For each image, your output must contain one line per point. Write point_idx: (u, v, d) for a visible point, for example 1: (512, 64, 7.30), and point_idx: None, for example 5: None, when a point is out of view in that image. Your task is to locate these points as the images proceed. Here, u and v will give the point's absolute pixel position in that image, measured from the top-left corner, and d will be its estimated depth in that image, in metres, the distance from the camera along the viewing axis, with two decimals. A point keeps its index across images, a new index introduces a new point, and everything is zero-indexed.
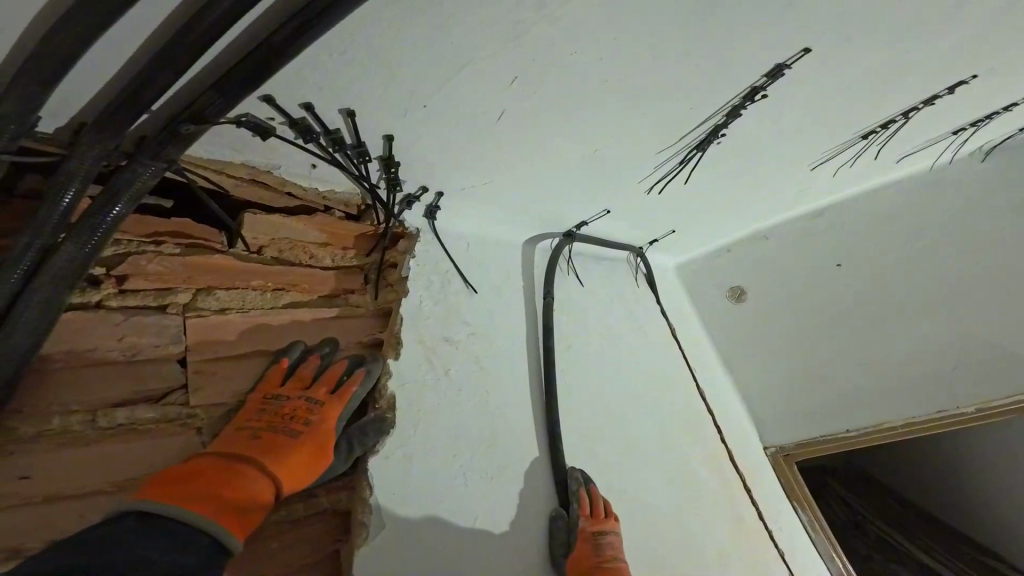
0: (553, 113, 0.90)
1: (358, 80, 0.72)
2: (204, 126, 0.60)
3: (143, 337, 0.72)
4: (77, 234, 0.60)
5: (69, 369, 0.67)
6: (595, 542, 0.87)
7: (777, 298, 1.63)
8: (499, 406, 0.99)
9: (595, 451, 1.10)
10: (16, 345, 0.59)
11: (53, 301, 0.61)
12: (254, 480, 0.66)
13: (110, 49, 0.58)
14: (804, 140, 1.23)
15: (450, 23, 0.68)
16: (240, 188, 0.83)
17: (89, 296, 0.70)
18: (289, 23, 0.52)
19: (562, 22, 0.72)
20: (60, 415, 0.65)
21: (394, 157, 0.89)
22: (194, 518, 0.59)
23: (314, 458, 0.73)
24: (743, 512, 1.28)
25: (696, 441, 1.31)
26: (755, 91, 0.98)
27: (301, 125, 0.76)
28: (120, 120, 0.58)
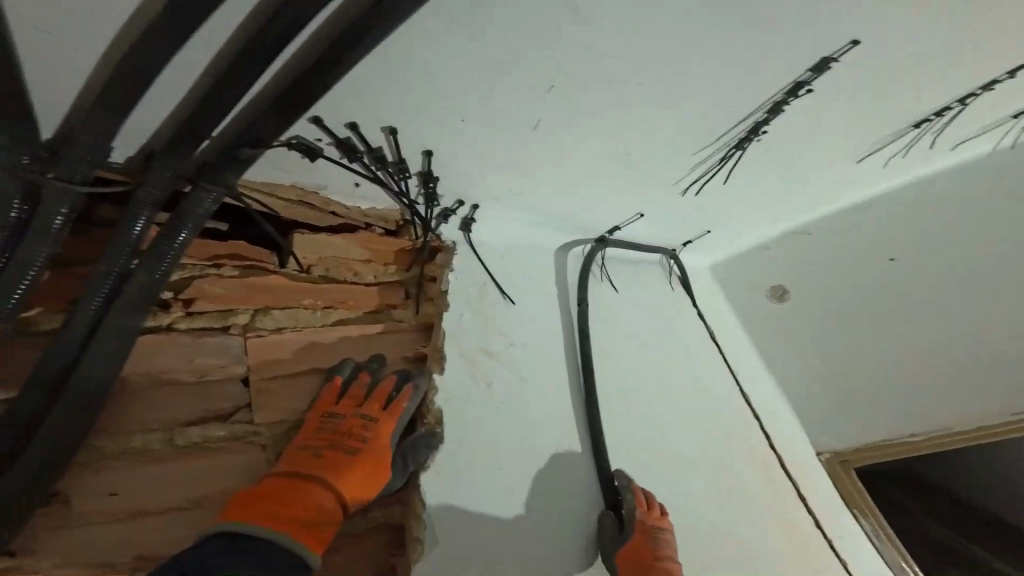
0: (588, 121, 0.90)
1: (398, 94, 0.74)
2: (260, 148, 0.64)
3: (209, 357, 0.75)
4: (149, 260, 0.66)
5: (146, 390, 0.71)
6: (653, 540, 0.84)
7: (824, 296, 1.53)
8: (541, 417, 0.98)
9: (639, 461, 1.06)
10: (98, 369, 0.62)
11: (131, 325, 0.65)
12: (317, 497, 0.68)
13: (175, 77, 0.63)
14: (853, 134, 1.16)
15: (487, 36, 0.69)
16: (289, 209, 0.87)
17: (161, 320, 0.74)
18: (336, 37, 0.53)
19: (594, 28, 0.72)
20: (142, 434, 0.69)
21: (433, 172, 0.91)
22: (268, 533, 0.61)
23: (372, 474, 0.74)
24: (798, 519, 1.20)
25: (745, 451, 1.25)
26: (798, 86, 0.94)
27: (346, 144, 0.79)
28: (187, 147, 0.63)
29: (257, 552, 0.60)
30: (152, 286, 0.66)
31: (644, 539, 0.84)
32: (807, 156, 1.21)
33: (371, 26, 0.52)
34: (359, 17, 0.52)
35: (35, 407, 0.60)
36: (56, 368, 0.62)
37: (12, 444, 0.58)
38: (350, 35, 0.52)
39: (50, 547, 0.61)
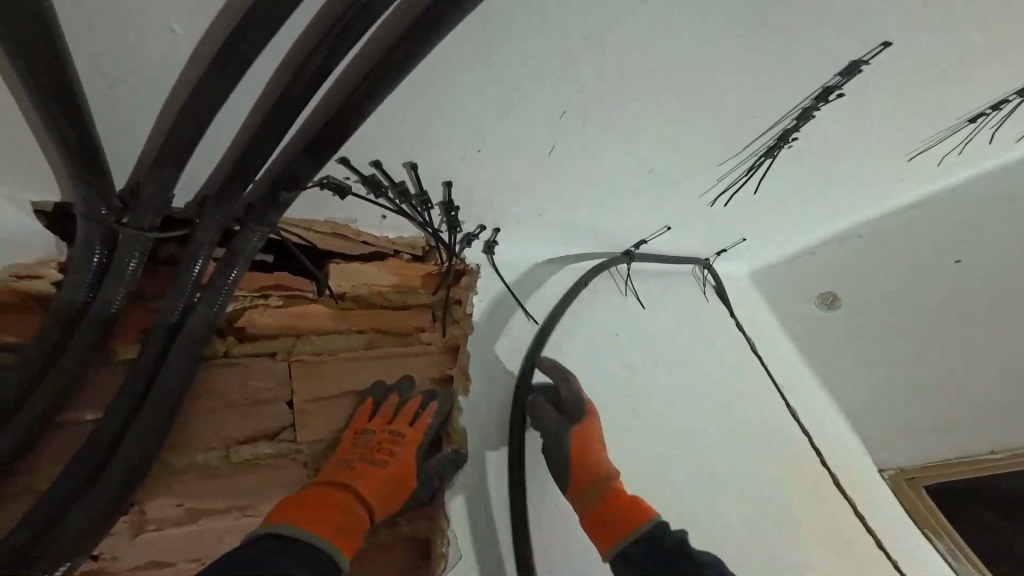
0: (606, 141, 0.92)
1: (420, 129, 0.79)
2: (297, 189, 0.67)
3: (259, 380, 0.81)
4: (209, 294, 0.72)
5: (205, 412, 0.77)
6: (594, 438, 0.93)
7: (875, 299, 1.47)
8: None
9: (663, 475, 1.04)
10: (169, 394, 0.67)
11: (194, 355, 0.71)
12: (350, 507, 0.71)
13: (221, 133, 0.69)
14: (894, 133, 1.12)
15: (502, 71, 0.73)
16: (325, 241, 0.93)
17: (217, 347, 0.80)
18: (359, 81, 0.57)
19: (609, 53, 0.75)
20: (204, 451, 0.75)
21: (454, 202, 0.95)
22: (309, 535, 0.64)
23: (400, 483, 0.77)
24: (849, 538, 1.16)
25: (788, 468, 1.20)
26: (829, 90, 0.93)
27: (372, 181, 0.84)
28: (236, 192, 0.68)
29: (295, 550, 0.63)
30: (210, 318, 0.72)
31: (589, 437, 0.92)
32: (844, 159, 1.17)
33: (391, 70, 0.55)
34: (380, 63, 0.55)
35: (115, 426, 0.64)
36: (130, 400, 0.66)
37: (95, 464, 0.62)
38: (371, 81, 0.56)
39: (131, 552, 0.67)
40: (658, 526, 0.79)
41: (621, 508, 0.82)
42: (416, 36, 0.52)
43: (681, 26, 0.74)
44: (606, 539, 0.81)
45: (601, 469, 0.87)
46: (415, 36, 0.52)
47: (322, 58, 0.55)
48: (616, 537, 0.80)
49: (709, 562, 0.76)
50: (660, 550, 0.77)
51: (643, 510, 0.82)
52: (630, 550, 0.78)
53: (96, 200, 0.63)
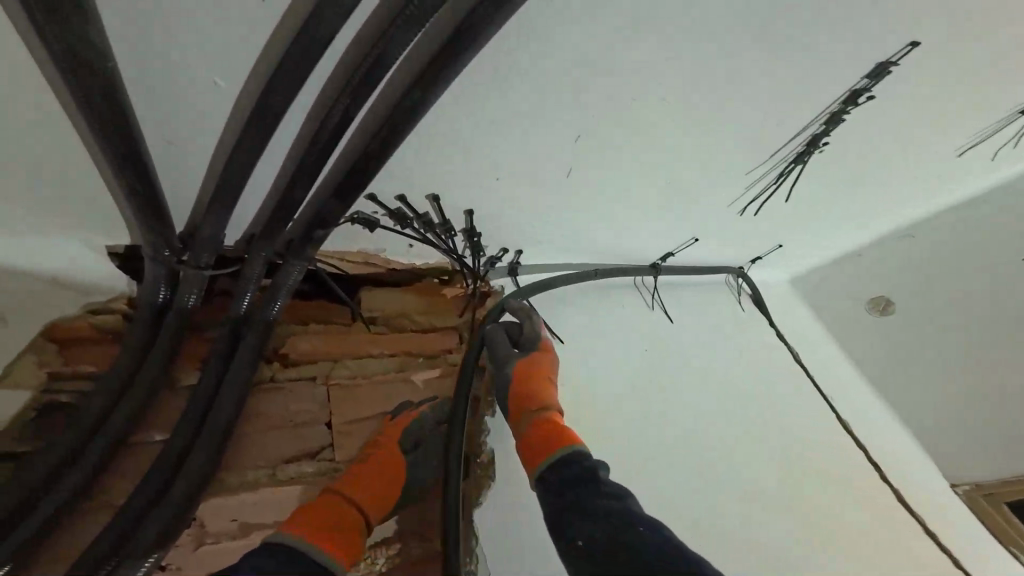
0: (625, 157, 0.94)
1: (440, 161, 0.83)
2: (329, 228, 0.72)
3: (301, 404, 0.84)
4: (256, 324, 0.79)
5: (255, 432, 0.79)
6: (547, 372, 0.90)
7: (942, 303, 1.46)
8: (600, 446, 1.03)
9: (684, 476, 1.04)
10: (224, 417, 0.71)
11: (245, 380, 0.75)
12: (345, 512, 0.71)
13: (258, 182, 0.73)
14: (932, 133, 1.10)
15: (515, 103, 0.77)
16: (359, 270, 0.98)
17: (263, 373, 0.84)
18: (378, 124, 0.61)
19: (621, 75, 0.77)
20: (252, 469, 0.77)
21: (475, 227, 0.99)
22: (291, 539, 0.64)
23: (391, 480, 0.77)
24: (902, 542, 1.15)
25: (830, 479, 1.18)
26: (859, 92, 0.92)
27: (398, 213, 0.89)
28: (277, 230, 0.73)
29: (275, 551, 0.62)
30: (256, 345, 0.78)
31: (541, 366, 0.90)
32: (879, 159, 1.16)
33: (406, 112, 0.58)
34: (396, 107, 0.58)
35: (180, 447, 0.68)
36: (189, 431, 0.69)
37: (161, 484, 0.65)
38: (389, 124, 0.60)
39: (192, 562, 0.69)
40: (580, 454, 0.76)
41: (549, 434, 0.80)
42: (429, 78, 0.55)
43: (695, 46, 0.76)
44: (529, 460, 0.80)
45: (544, 397, 0.85)
46: (427, 79, 0.55)
47: (342, 108, 0.58)
48: (538, 458, 0.78)
49: (617, 495, 0.71)
50: (574, 475, 0.74)
51: (569, 439, 0.78)
52: (546, 473, 0.76)
53: (160, 243, 0.70)
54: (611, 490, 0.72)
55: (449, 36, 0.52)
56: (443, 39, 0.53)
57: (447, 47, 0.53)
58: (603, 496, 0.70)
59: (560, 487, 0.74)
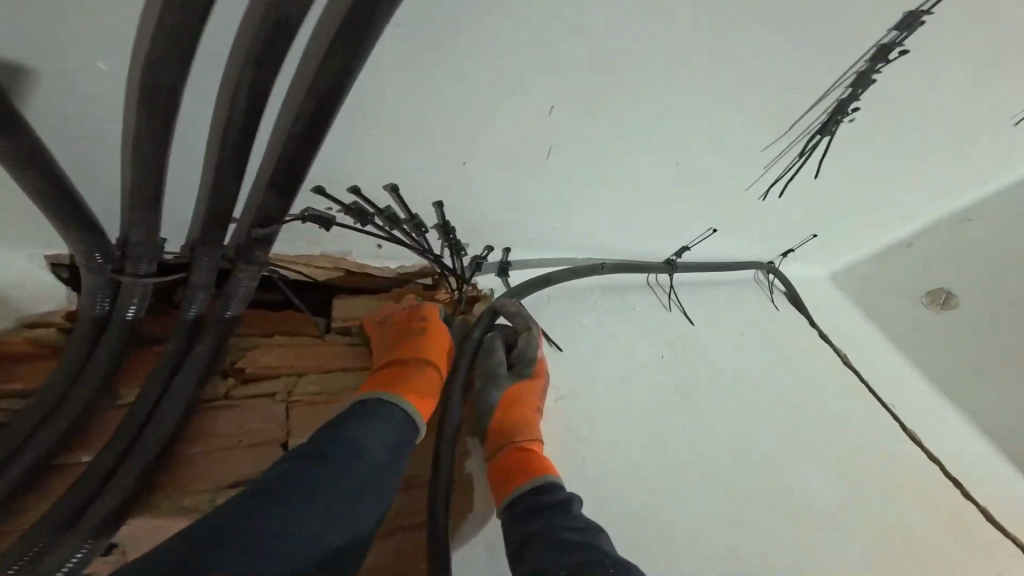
0: (617, 138, 0.84)
1: (400, 149, 0.74)
2: (272, 226, 0.64)
3: (259, 422, 0.73)
4: (206, 333, 0.71)
5: (205, 452, 0.69)
6: (532, 401, 0.85)
7: (987, 307, 1.68)
8: (603, 455, 0.97)
9: (696, 469, 1.04)
10: (162, 436, 0.63)
11: (190, 396, 0.67)
12: (415, 370, 0.79)
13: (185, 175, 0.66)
14: (947, 87, 1.06)
15: (477, 78, 0.68)
16: (328, 276, 0.89)
17: (217, 389, 0.73)
18: (301, 106, 0.51)
19: (600, 37, 0.67)
20: (192, 492, 0.66)
21: (450, 222, 0.85)
22: (386, 396, 0.73)
23: (440, 342, 0.85)
24: (909, 520, 1.16)
25: (832, 469, 1.19)
26: (891, 49, 0.82)
27: (354, 209, 0.73)
28: (215, 232, 0.64)
29: (376, 407, 0.71)
30: (205, 357, 0.70)
31: (529, 392, 0.86)
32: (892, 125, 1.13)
33: (332, 90, 0.49)
34: (317, 83, 0.49)
35: (107, 467, 0.60)
36: (118, 449, 0.61)
37: (76, 506, 0.56)
38: (314, 106, 0.50)
39: None
40: (552, 485, 0.73)
41: (521, 462, 0.76)
42: (349, 48, 0.46)
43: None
44: (497, 488, 0.76)
45: (524, 423, 0.81)
46: (349, 52, 0.46)
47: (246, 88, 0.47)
48: (508, 487, 0.75)
49: (585, 529, 0.67)
50: (543, 505, 0.70)
51: (541, 471, 0.75)
52: (514, 501, 0.73)
53: (92, 247, 0.64)
54: (578, 523, 0.68)
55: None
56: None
57: (363, 10, 0.42)
58: (571, 531, 0.66)
59: (526, 518, 0.70)
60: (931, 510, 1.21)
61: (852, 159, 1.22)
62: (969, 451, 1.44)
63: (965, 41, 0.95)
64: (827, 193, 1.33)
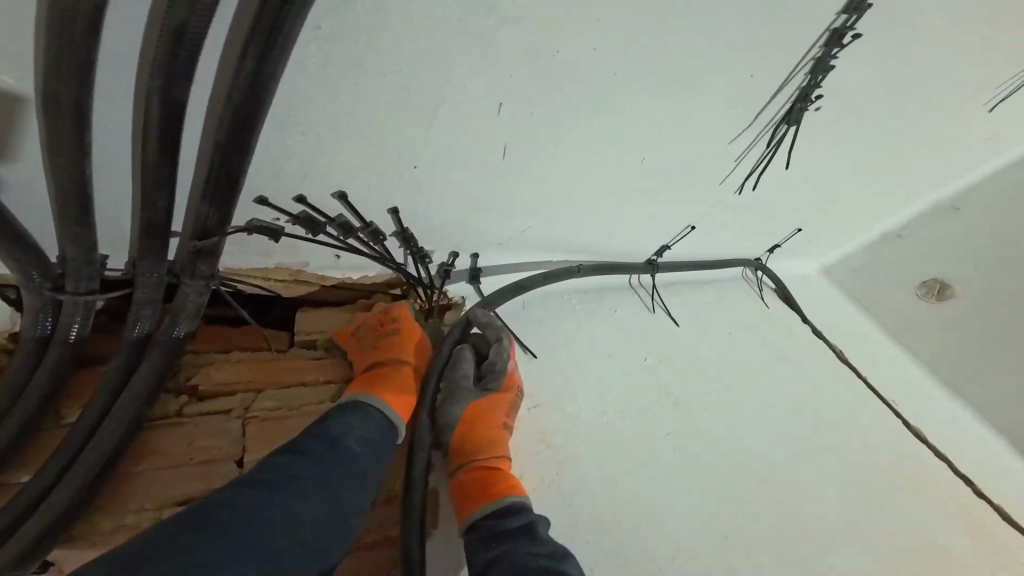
0: (572, 135, 0.84)
1: (347, 154, 0.73)
2: (212, 238, 0.62)
3: (211, 440, 0.70)
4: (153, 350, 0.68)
5: (152, 470, 0.66)
6: (501, 416, 0.81)
7: (987, 296, 1.64)
8: (582, 463, 0.93)
9: (684, 475, 1.00)
10: (105, 451, 0.60)
11: (134, 415, 0.64)
12: (399, 371, 0.79)
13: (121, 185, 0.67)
14: (916, 74, 1.05)
15: (418, 80, 0.67)
16: (290, 289, 0.86)
17: (168, 406, 0.71)
18: (222, 116, 0.50)
19: (537, 33, 0.66)
20: (135, 511, 0.63)
21: (409, 228, 0.83)
22: (372, 399, 0.72)
23: (420, 343, 0.85)
24: (911, 517, 1.12)
25: (827, 467, 1.15)
26: (843, 33, 0.84)
27: (304, 219, 0.72)
28: (152, 245, 0.62)
29: (364, 410, 0.70)
30: (152, 375, 0.67)
31: (498, 405, 0.82)
32: (862, 115, 1.11)
33: (251, 99, 0.48)
34: (235, 93, 0.47)
35: (41, 488, 0.57)
36: (58, 465, 0.59)
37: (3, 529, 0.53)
38: (237, 116, 0.49)
39: None
40: (520, 507, 0.69)
41: (486, 480, 0.73)
42: (259, 53, 0.44)
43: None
44: (461, 506, 0.73)
45: (491, 441, 0.78)
46: (261, 57, 0.44)
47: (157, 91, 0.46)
48: (471, 507, 0.72)
49: (555, 557, 0.64)
50: (509, 529, 0.67)
51: (508, 490, 0.72)
52: (478, 523, 0.70)
53: (26, 267, 0.61)
54: (545, 550, 0.65)
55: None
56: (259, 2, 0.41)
57: (268, 16, 0.41)
58: (538, 556, 0.63)
59: (489, 542, 0.67)
60: (938, 509, 1.17)
61: (832, 149, 1.19)
62: (975, 446, 1.40)
63: (934, 18, 0.92)
64: (810, 185, 1.29)
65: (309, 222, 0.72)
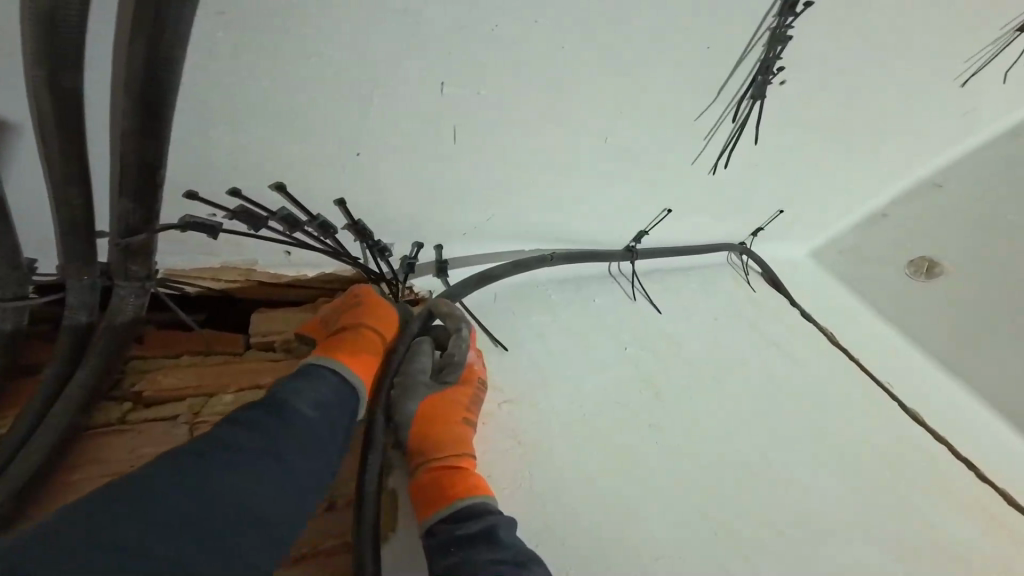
0: (526, 117, 0.81)
1: (282, 143, 0.69)
2: (139, 235, 0.59)
3: (155, 448, 0.66)
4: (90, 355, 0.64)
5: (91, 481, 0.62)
6: (460, 412, 0.79)
7: (979, 271, 1.61)
8: (556, 456, 0.90)
9: (667, 466, 0.98)
10: (37, 462, 0.56)
11: (71, 423, 0.60)
12: (357, 335, 0.76)
13: None
14: (883, 45, 1.02)
15: (347, 63, 0.64)
16: (243, 289, 0.83)
17: (110, 413, 0.67)
18: (123, 104, 0.47)
19: (466, 7, 0.64)
20: None
21: (361, 221, 0.79)
22: (326, 361, 0.70)
23: (385, 318, 0.81)
24: (901, 498, 1.11)
25: (815, 452, 1.13)
26: (795, 1, 0.81)
27: (242, 214, 0.68)
28: (76, 245, 0.60)
29: (318, 373, 0.67)
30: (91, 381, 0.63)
31: (456, 401, 0.79)
32: (833, 89, 1.08)
33: (151, 84, 0.45)
34: (131, 78, 0.45)
35: None
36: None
37: None
38: (138, 104, 0.46)
39: None
40: (479, 510, 0.67)
41: (444, 483, 0.70)
42: (149, 33, 0.41)
43: None
44: (420, 510, 0.70)
45: (449, 440, 0.75)
46: (150, 39, 0.41)
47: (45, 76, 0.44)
48: (430, 509, 0.69)
49: (516, 564, 0.61)
50: (467, 534, 0.64)
51: (466, 491, 0.69)
52: (436, 527, 0.67)
53: None
54: (507, 556, 0.62)
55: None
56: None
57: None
58: (499, 561, 0.61)
59: (447, 547, 0.64)
60: (936, 494, 1.15)
61: (807, 126, 1.16)
62: (967, 423, 1.38)
63: None
64: (788, 163, 1.26)
65: (248, 217, 0.68)
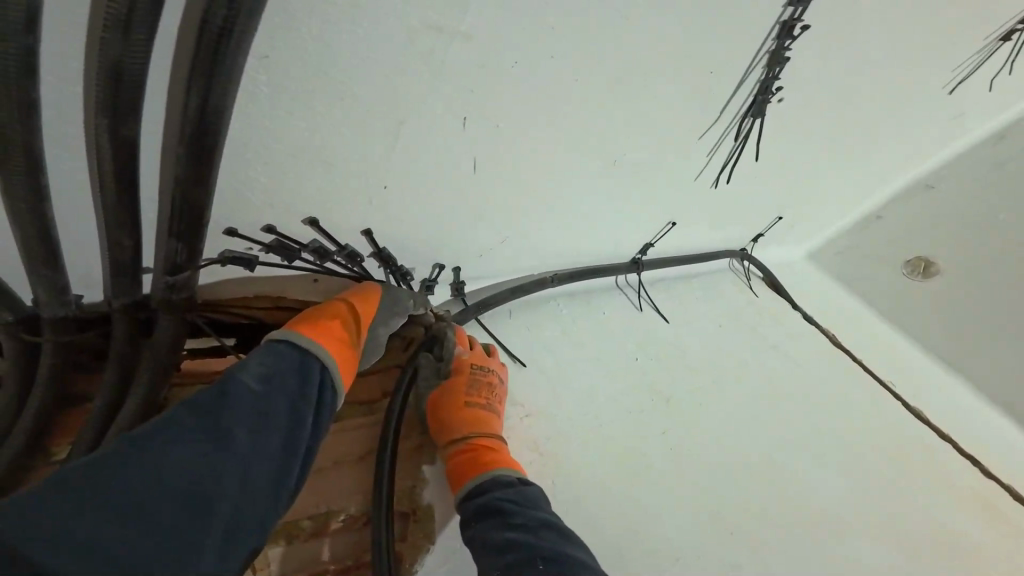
0: (540, 143, 0.85)
1: (312, 179, 0.73)
2: (183, 272, 0.63)
3: None
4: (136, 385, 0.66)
5: None
6: (462, 395, 0.83)
7: (975, 269, 1.66)
8: (576, 467, 0.93)
9: (681, 472, 1.01)
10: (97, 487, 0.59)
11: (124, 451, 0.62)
12: (326, 313, 0.74)
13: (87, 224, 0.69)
14: (871, 61, 1.08)
15: (376, 102, 0.68)
16: (270, 313, 0.84)
17: None
18: (175, 152, 0.50)
19: (488, 46, 0.68)
20: None
21: (386, 249, 0.83)
22: (283, 334, 0.68)
23: (365, 300, 0.79)
24: (906, 493, 1.15)
25: (822, 451, 1.17)
26: (792, 26, 0.86)
27: (277, 247, 0.70)
28: (126, 283, 0.63)
29: (275, 350, 0.66)
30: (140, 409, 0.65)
31: (457, 388, 0.83)
32: (826, 103, 1.14)
33: (201, 134, 0.48)
34: (184, 128, 0.47)
35: None
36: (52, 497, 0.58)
37: None
38: (192, 154, 0.50)
39: None
40: (488, 485, 0.73)
41: (464, 465, 0.77)
42: (209, 92, 0.45)
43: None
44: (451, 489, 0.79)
45: (458, 424, 0.81)
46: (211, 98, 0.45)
47: (107, 129, 0.47)
48: (456, 488, 0.77)
49: (529, 526, 0.67)
50: (482, 506, 0.72)
51: (483, 469, 0.75)
52: (461, 504, 0.75)
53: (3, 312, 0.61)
54: (520, 521, 0.68)
55: (201, 25, 0.41)
56: (195, 33, 0.41)
57: (207, 48, 0.42)
58: (508, 530, 0.66)
59: (471, 519, 0.72)
60: (940, 488, 1.19)
61: (803, 138, 1.21)
62: (967, 419, 1.43)
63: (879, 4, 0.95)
64: (785, 173, 1.31)
65: (284, 250, 0.71)
